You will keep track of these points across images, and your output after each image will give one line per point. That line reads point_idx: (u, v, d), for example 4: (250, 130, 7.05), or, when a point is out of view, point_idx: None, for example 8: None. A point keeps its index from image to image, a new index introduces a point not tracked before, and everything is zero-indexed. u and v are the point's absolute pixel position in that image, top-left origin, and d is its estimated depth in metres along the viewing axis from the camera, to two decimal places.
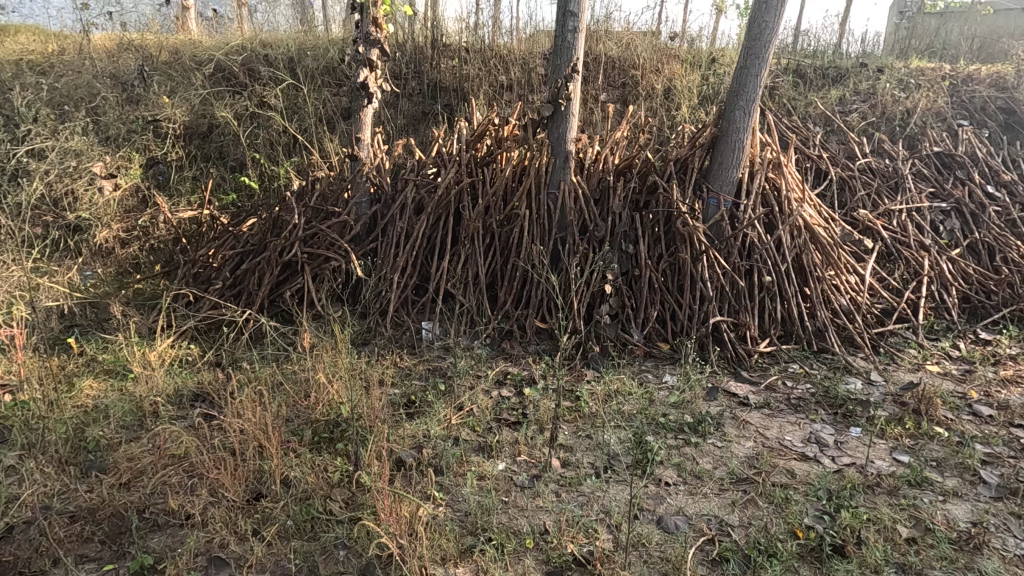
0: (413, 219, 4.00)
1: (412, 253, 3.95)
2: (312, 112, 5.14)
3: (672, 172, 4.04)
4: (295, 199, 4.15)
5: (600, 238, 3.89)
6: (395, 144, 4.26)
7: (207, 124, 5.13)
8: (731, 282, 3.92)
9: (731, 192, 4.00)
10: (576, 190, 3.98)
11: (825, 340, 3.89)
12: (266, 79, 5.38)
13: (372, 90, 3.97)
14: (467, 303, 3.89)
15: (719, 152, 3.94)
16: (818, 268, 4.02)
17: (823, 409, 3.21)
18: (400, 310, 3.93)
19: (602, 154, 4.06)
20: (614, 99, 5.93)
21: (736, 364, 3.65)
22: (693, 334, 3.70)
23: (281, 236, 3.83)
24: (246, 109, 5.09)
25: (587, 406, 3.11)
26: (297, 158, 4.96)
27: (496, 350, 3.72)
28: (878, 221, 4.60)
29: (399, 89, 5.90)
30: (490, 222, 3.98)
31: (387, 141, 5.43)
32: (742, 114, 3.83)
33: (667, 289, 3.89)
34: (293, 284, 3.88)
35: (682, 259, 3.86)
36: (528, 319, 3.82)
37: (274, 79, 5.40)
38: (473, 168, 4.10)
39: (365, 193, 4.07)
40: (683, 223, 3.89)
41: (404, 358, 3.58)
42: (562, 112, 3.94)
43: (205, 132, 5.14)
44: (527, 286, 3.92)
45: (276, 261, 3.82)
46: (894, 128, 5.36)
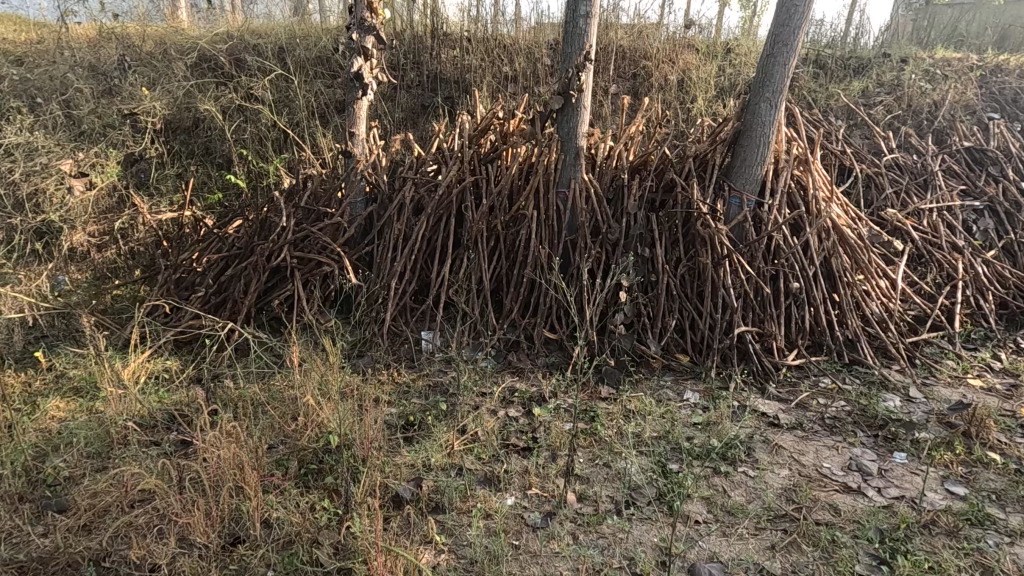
0: (412, 220, 3.71)
1: (411, 257, 3.66)
2: (304, 105, 4.85)
3: (691, 170, 3.75)
4: (285, 198, 3.86)
5: (613, 241, 3.61)
6: (392, 140, 3.96)
7: (189, 119, 4.83)
8: (756, 288, 3.63)
9: (755, 191, 3.70)
10: (588, 189, 3.69)
11: (857, 351, 3.60)
12: (255, 70, 5.09)
13: (367, 81, 3.66)
14: (469, 311, 3.61)
15: (741, 148, 3.64)
16: (848, 273, 3.73)
17: (862, 431, 2.93)
18: (398, 319, 3.65)
19: (616, 150, 3.76)
20: (624, 92, 5.64)
21: (763, 378, 3.36)
22: (715, 346, 3.42)
23: (269, 239, 3.54)
24: (232, 102, 4.78)
25: (603, 429, 2.83)
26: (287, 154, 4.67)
27: (502, 363, 3.43)
28: (908, 221, 4.30)
29: (397, 81, 5.61)
30: (494, 224, 3.69)
31: (385, 135, 5.14)
32: (768, 106, 3.53)
33: (686, 297, 3.60)
34: (282, 291, 3.59)
35: (703, 263, 3.58)
36: (536, 329, 3.54)
37: (262, 70, 5.09)
38: (476, 165, 3.80)
39: (361, 193, 3.79)
40: (703, 224, 3.61)
41: (401, 372, 3.30)
42: (572, 104, 3.60)
43: (189, 127, 4.85)
44: (535, 293, 3.64)
45: (264, 266, 3.53)
46: (921, 121, 5.07)
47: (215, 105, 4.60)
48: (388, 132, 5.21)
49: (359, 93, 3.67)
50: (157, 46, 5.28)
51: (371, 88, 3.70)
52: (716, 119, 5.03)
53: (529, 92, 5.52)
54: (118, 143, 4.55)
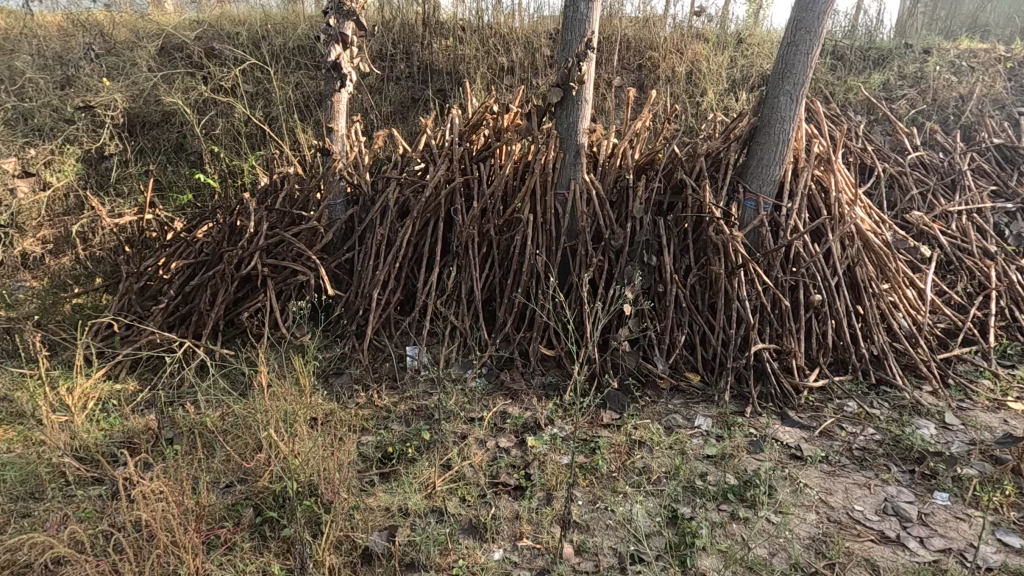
0: (396, 224, 3.39)
1: (396, 265, 3.34)
2: (283, 98, 4.52)
3: (703, 169, 3.42)
4: (258, 199, 3.54)
5: (617, 248, 3.29)
6: (376, 135, 3.64)
7: (158, 113, 4.52)
8: (773, 301, 3.31)
9: (773, 193, 3.37)
10: (589, 191, 3.37)
11: (884, 370, 3.28)
12: (233, 61, 4.77)
13: (346, 71, 3.32)
14: (459, 324, 3.29)
15: (757, 146, 3.31)
16: (874, 283, 3.41)
17: (896, 465, 2.61)
18: (381, 333, 3.34)
19: (621, 147, 3.43)
20: (629, 85, 5.31)
21: (782, 402, 3.04)
22: (729, 365, 3.10)
23: (238, 245, 3.21)
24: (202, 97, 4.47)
25: (605, 463, 2.52)
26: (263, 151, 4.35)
27: (494, 383, 3.12)
28: (936, 225, 3.97)
29: (387, 73, 5.28)
30: (486, 229, 3.37)
31: (373, 130, 4.82)
32: (788, 100, 3.20)
33: (697, 310, 3.29)
34: (253, 302, 3.28)
35: (715, 273, 3.26)
36: (531, 345, 3.22)
37: (240, 60, 4.77)
38: (468, 164, 3.48)
39: (341, 194, 3.46)
40: (715, 230, 3.28)
41: (382, 395, 2.99)
42: (572, 97, 3.27)
43: (159, 121, 4.53)
44: (531, 305, 3.33)
45: (234, 275, 3.21)
46: (947, 117, 4.72)
47: (181, 99, 4.29)
48: (375, 127, 4.88)
49: (338, 84, 3.35)
50: (130, 35, 4.97)
51: (351, 78, 3.37)
52: (727, 114, 4.70)
53: (527, 85, 5.18)
54: (71, 139, 4.24)
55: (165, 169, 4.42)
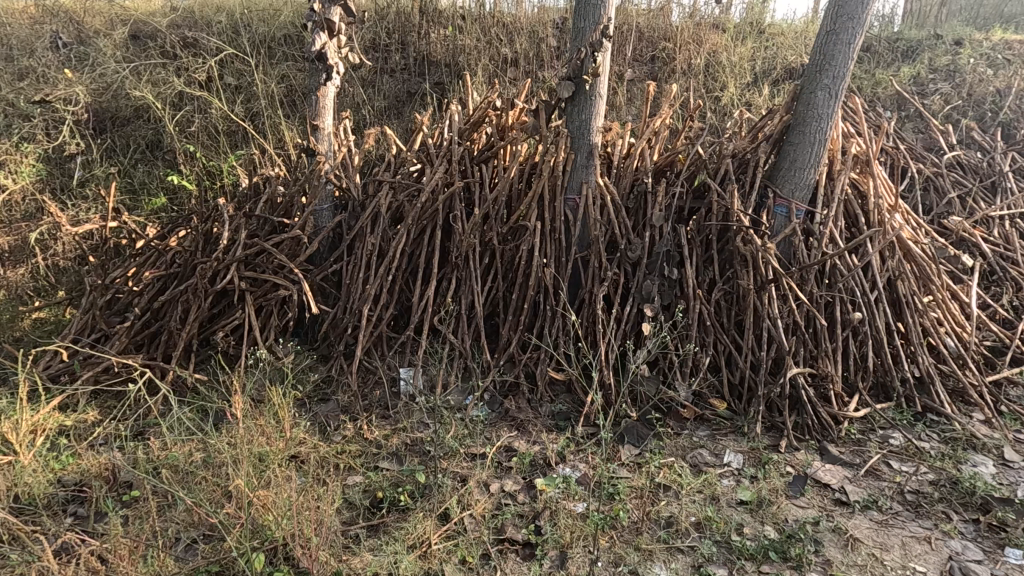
0: (389, 232, 3.06)
1: (390, 278, 3.01)
2: (266, 92, 4.19)
3: (728, 172, 3.08)
4: (236, 203, 3.21)
5: (635, 260, 2.96)
6: (367, 133, 3.23)
7: (128, 108, 4.20)
8: (807, 318, 2.99)
9: (806, 198, 3.04)
10: (603, 196, 3.04)
11: (930, 395, 2.95)
12: (212, 51, 4.44)
13: (333, 62, 2.92)
14: (459, 344, 2.97)
15: (790, 145, 2.98)
16: (918, 298, 3.08)
17: (957, 513, 2.29)
18: (373, 353, 3.03)
19: (639, 147, 3.08)
20: (641, 79, 4.98)
21: (819, 434, 2.72)
22: (760, 392, 2.78)
23: (212, 257, 2.88)
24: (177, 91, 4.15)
25: (626, 513, 2.20)
26: (244, 149, 4.02)
27: (497, 412, 2.80)
28: (978, 231, 3.63)
29: (382, 64, 4.93)
30: (489, 238, 3.05)
31: (367, 126, 4.48)
32: (826, 95, 2.86)
33: (722, 329, 2.97)
34: (230, 320, 2.95)
35: (743, 288, 2.93)
36: (539, 368, 2.90)
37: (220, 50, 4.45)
38: (469, 166, 3.15)
39: (328, 198, 3.13)
40: (743, 240, 2.96)
41: (372, 427, 2.67)
42: (585, 92, 2.93)
43: (129, 117, 4.23)
44: (539, 322, 3.01)
45: (207, 290, 2.88)
46: (985, 113, 4.37)
47: (150, 92, 3.97)
48: (368, 123, 4.54)
49: (325, 77, 2.96)
50: (103, 25, 4.64)
51: (339, 69, 2.97)
52: (749, 109, 4.37)
53: (532, 78, 4.84)
54: (28, 137, 3.91)
55: (135, 169, 4.07)
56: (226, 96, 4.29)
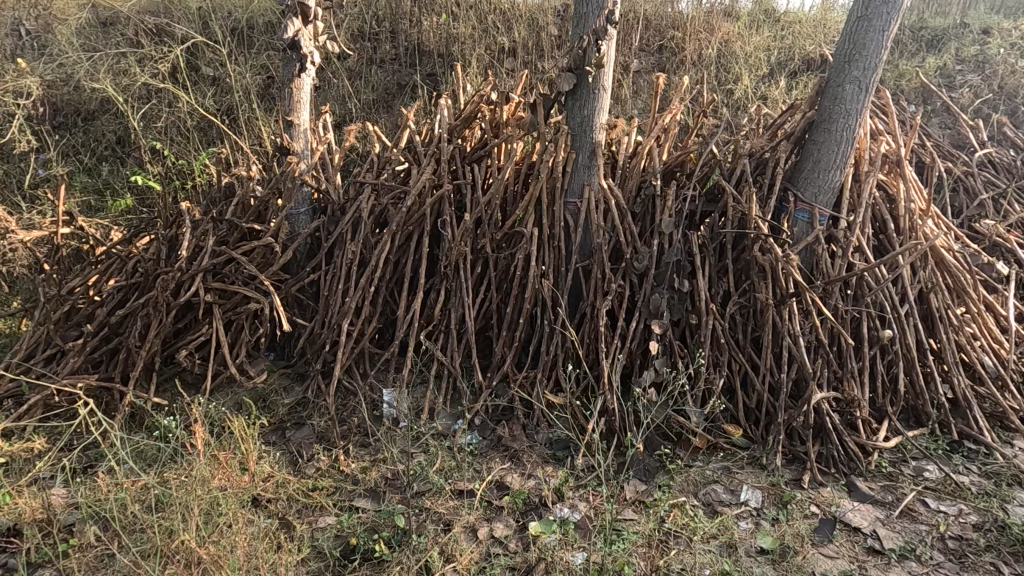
0: (371, 240, 2.79)
1: (373, 290, 2.74)
2: (242, 84, 3.94)
3: (745, 173, 2.79)
4: (204, 206, 2.93)
5: (641, 270, 2.68)
6: (345, 130, 2.92)
7: (93, 100, 4.03)
8: (831, 335, 2.72)
9: (830, 203, 2.76)
10: (606, 200, 2.76)
11: (967, 420, 2.67)
12: (181, 38, 4.22)
13: (307, 51, 2.63)
14: (448, 362, 2.71)
15: (814, 144, 2.69)
16: (953, 312, 2.80)
17: (1008, 565, 2.01)
18: (354, 371, 2.77)
19: (647, 145, 2.78)
20: (647, 70, 4.69)
21: (847, 466, 2.45)
22: (779, 419, 2.51)
23: (174, 267, 2.60)
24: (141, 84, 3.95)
25: (631, 567, 1.94)
26: (216, 147, 3.79)
27: (489, 439, 2.54)
28: (1014, 237, 3.33)
29: (371, 53, 4.64)
30: (481, 245, 2.78)
31: (354, 120, 4.21)
32: (855, 88, 2.57)
33: (737, 346, 2.70)
34: (196, 336, 2.69)
35: (761, 302, 2.66)
36: (535, 390, 2.64)
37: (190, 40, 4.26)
38: (459, 166, 2.87)
39: (305, 201, 2.85)
40: (761, 249, 2.68)
41: (349, 457, 2.42)
42: (587, 85, 2.64)
43: (96, 110, 4.06)
44: (535, 339, 2.75)
45: (170, 303, 2.61)
46: (1017, 107, 4.06)
47: (109, 83, 3.80)
48: (354, 118, 4.27)
49: (299, 67, 2.66)
50: (71, 12, 4.40)
51: (315, 58, 2.65)
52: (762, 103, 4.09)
53: (530, 68, 4.57)
54: None
55: (97, 168, 3.94)
56: (198, 89, 4.07)
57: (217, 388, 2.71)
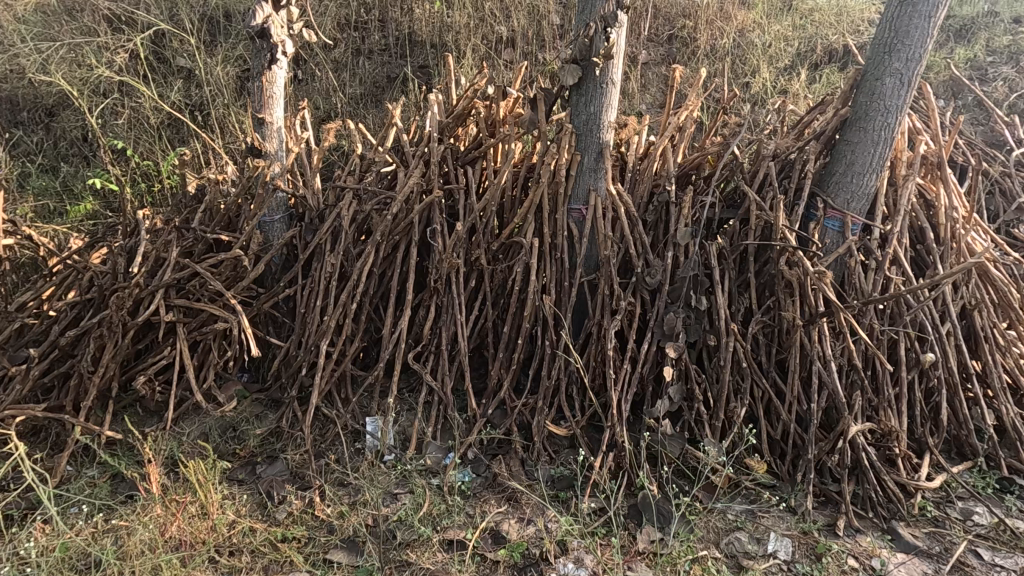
0: (354, 251, 2.52)
1: (354, 307, 2.46)
2: (216, 78, 3.69)
3: (769, 177, 2.51)
4: (168, 213, 2.65)
5: (654, 286, 2.40)
6: (325, 129, 2.57)
7: (51, 95, 3.78)
8: (864, 357, 2.44)
9: (863, 210, 2.48)
10: (615, 207, 2.48)
11: (1016, 453, 2.39)
12: (148, 25, 3.97)
13: (278, 40, 2.33)
14: (438, 388, 2.43)
15: (847, 145, 2.40)
16: (1000, 331, 2.52)
17: None
18: (334, 397, 2.50)
19: (661, 146, 2.48)
20: (656, 62, 4.41)
21: (886, 509, 2.18)
22: (809, 455, 2.24)
23: (131, 282, 2.32)
24: (105, 78, 3.68)
25: None
26: (184, 147, 3.55)
27: (483, 476, 2.28)
28: None
29: (358, 44, 4.35)
30: (475, 256, 2.50)
31: (342, 116, 3.94)
32: (896, 82, 2.28)
33: (760, 371, 2.43)
34: (158, 358, 2.41)
35: (787, 322, 2.38)
36: (536, 420, 2.37)
37: (158, 34, 4.00)
38: (451, 168, 2.59)
39: (280, 207, 2.56)
40: (787, 263, 2.41)
41: (326, 500, 2.15)
42: (593, 79, 2.36)
43: (54, 105, 3.81)
44: (536, 361, 2.48)
45: (127, 323, 2.33)
46: None
47: (65, 76, 3.55)
48: (340, 113, 4.03)
49: (269, 58, 2.37)
50: None
51: (286, 47, 2.38)
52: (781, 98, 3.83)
53: (530, 59, 4.33)
54: None
55: (58, 169, 3.69)
56: (167, 84, 3.84)
57: (182, 417, 2.44)
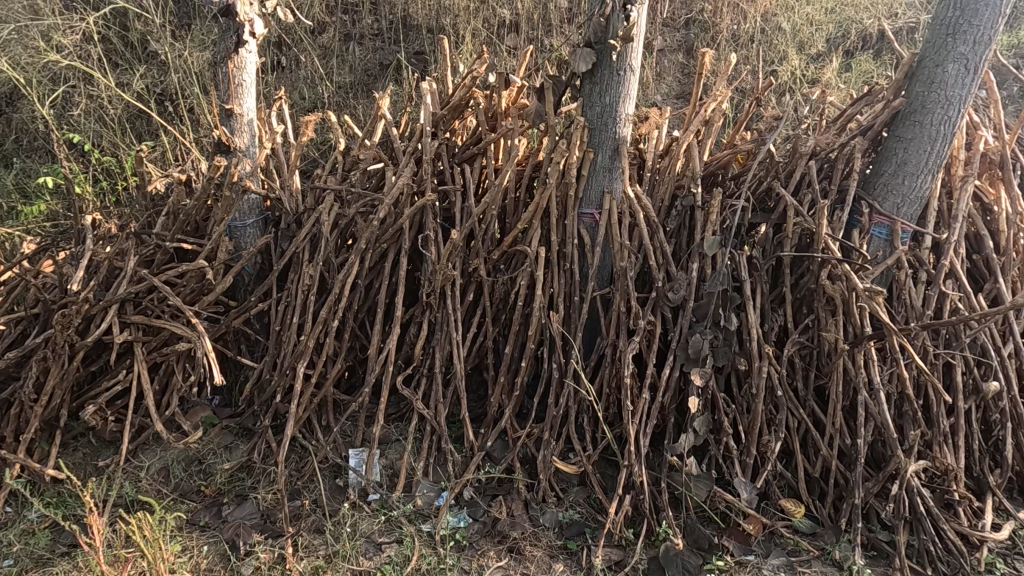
0: (337, 260, 2.23)
1: (336, 325, 2.17)
2: (183, 67, 3.51)
3: (809, 177, 2.20)
4: (127, 215, 2.36)
5: (677, 303, 2.10)
6: (302, 121, 2.25)
7: (6, 86, 3.60)
8: (916, 384, 2.14)
9: (915, 216, 2.17)
10: (632, 212, 2.18)
11: None
12: (110, 10, 3.78)
13: (246, 19, 2.01)
14: (432, 417, 2.15)
15: (899, 141, 2.10)
16: None
17: None
18: (314, 425, 2.21)
19: (686, 142, 2.18)
20: (671, 49, 4.22)
21: (948, 565, 1.89)
22: (856, 500, 1.95)
23: (80, 298, 2.03)
24: (63, 67, 3.50)
25: None
26: (149, 142, 3.38)
27: (482, 520, 1.99)
28: None
29: (348, 28, 4.09)
30: (474, 267, 2.20)
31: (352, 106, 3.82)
32: (961, 68, 1.98)
33: (796, 399, 2.13)
34: (113, 383, 2.12)
35: (829, 344, 2.09)
36: (543, 454, 2.08)
37: (122, 25, 3.82)
38: (448, 166, 2.29)
39: (253, 210, 2.27)
40: (830, 276, 2.11)
41: (300, 552, 1.86)
42: (609, 66, 2.05)
43: (11, 97, 3.63)
44: (541, 386, 2.19)
45: (75, 343, 2.04)
46: None
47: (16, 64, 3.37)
48: (327, 104, 3.80)
49: (235, 41, 2.05)
50: None
51: (254, 27, 2.05)
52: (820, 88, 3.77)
53: (537, 45, 4.09)
54: None
55: (12, 165, 3.50)
56: (129, 73, 3.67)
57: (141, 448, 2.16)
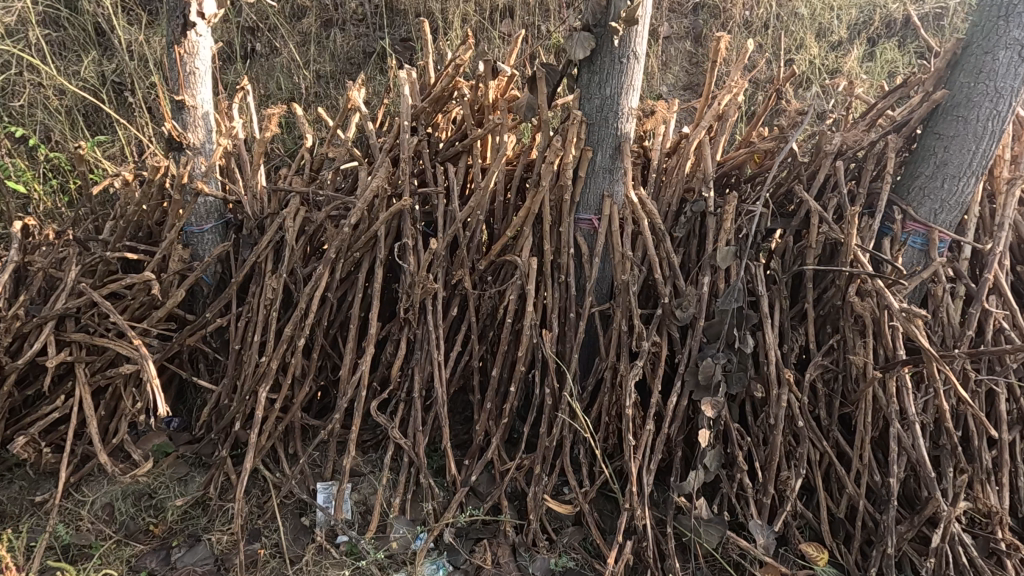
0: (305, 271, 1.99)
1: (301, 345, 1.93)
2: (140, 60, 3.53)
3: (836, 178, 1.95)
4: (73, 218, 2.14)
5: (686, 322, 1.86)
6: (264, 115, 1.94)
7: None
8: (954, 414, 1.91)
9: (953, 223, 1.93)
10: (636, 218, 1.92)
11: None
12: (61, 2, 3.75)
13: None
14: (409, 449, 1.91)
15: (938, 139, 1.85)
16: None
17: None
18: (279, 455, 1.99)
19: (697, 139, 1.93)
20: (678, 36, 3.99)
21: None
22: (888, 550, 1.72)
23: (9, 315, 1.80)
24: (12, 58, 3.45)
25: None
26: (105, 139, 3.34)
27: (463, 568, 1.77)
28: None
29: (332, 14, 3.91)
30: (457, 278, 1.97)
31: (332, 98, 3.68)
32: (1012, 56, 1.73)
33: (818, 430, 1.90)
34: (51, 409, 1.90)
35: (858, 370, 1.85)
36: (533, 491, 1.85)
37: (77, 12, 3.72)
38: (430, 165, 2.05)
39: (211, 215, 2.03)
40: (859, 292, 1.86)
41: None
42: (609, 52, 1.80)
43: None
44: (533, 414, 1.95)
45: (5, 366, 1.81)
46: None
47: None
48: (305, 96, 3.65)
49: (181, 22, 1.82)
50: None
51: (203, 6, 1.82)
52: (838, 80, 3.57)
53: (533, 32, 3.87)
54: None
55: None
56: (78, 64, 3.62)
57: (85, 480, 1.94)
